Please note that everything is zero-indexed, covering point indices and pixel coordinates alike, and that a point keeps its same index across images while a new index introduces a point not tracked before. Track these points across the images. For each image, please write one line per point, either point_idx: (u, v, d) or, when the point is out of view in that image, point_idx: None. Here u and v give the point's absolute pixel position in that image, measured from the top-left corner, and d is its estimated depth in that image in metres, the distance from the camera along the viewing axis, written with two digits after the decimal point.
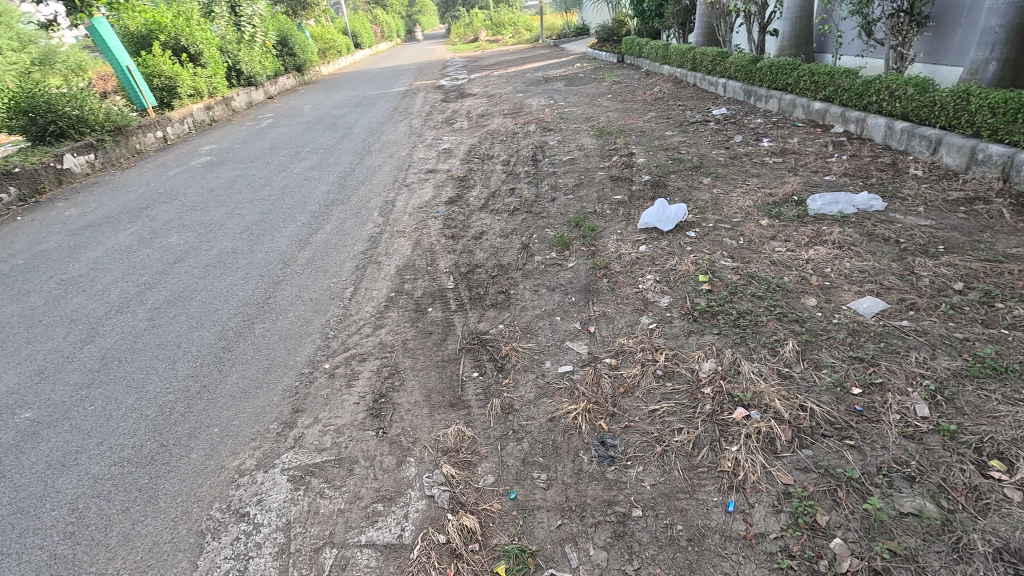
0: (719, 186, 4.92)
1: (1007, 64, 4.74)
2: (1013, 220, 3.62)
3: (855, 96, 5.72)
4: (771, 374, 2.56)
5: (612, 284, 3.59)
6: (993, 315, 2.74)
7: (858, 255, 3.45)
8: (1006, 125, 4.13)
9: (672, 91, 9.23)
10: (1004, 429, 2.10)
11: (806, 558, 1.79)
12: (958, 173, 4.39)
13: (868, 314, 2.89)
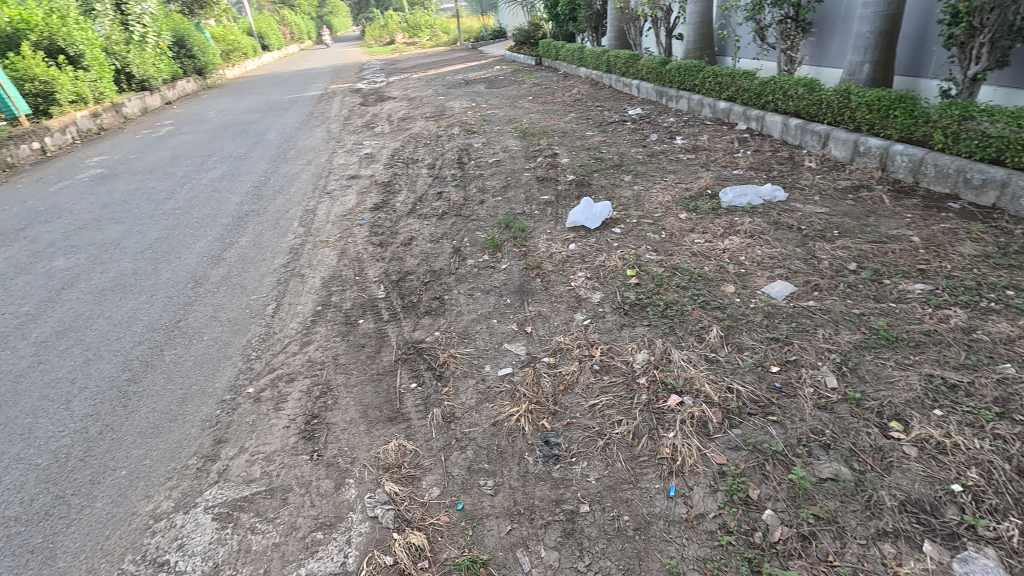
0: (640, 183, 5.13)
1: (877, 66, 5.31)
2: (892, 204, 4.06)
3: (754, 96, 6.18)
4: (700, 360, 2.69)
5: (545, 283, 3.63)
6: (883, 291, 3.05)
7: (767, 243, 3.72)
8: (881, 121, 4.63)
9: (590, 92, 9.53)
10: (899, 392, 2.34)
11: (742, 532, 1.89)
12: (844, 164, 4.86)
13: (779, 297, 3.12)
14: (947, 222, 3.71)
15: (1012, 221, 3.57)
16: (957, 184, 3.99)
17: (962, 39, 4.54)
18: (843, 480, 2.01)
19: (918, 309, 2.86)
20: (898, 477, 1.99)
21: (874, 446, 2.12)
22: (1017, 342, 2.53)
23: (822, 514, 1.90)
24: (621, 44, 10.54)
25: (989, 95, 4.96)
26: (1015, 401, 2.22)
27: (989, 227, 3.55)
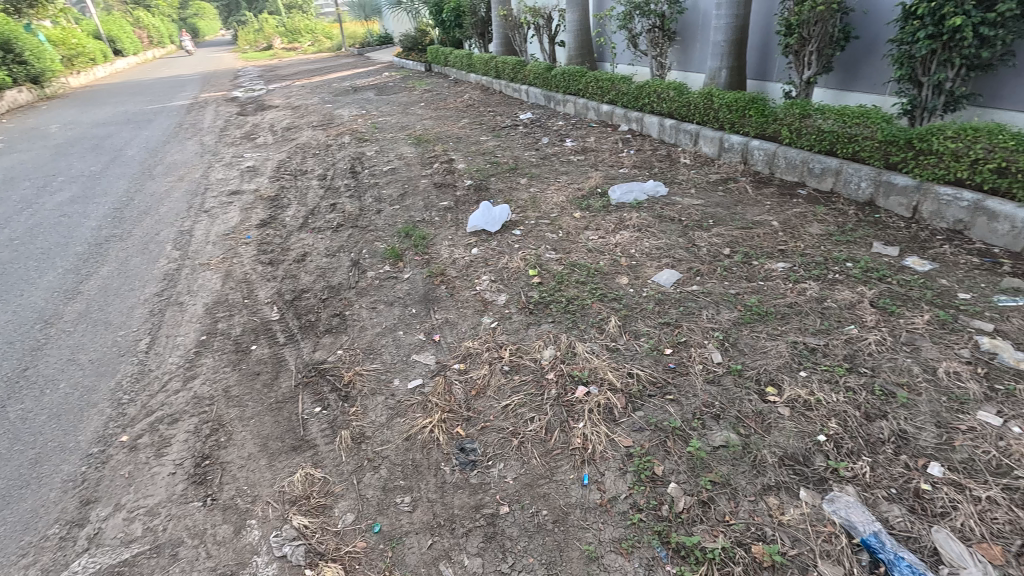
0: (535, 185, 5.29)
1: (733, 71, 5.94)
2: (755, 194, 4.56)
3: (632, 99, 6.63)
4: (602, 351, 2.83)
5: (450, 290, 3.61)
6: (753, 271, 3.42)
7: (654, 235, 4.01)
8: (740, 120, 5.17)
9: (482, 98, 9.64)
10: (772, 360, 2.64)
11: (651, 508, 2.01)
12: (713, 159, 5.38)
13: (667, 284, 3.37)
14: (798, 206, 4.24)
15: (847, 203, 4.17)
16: (803, 173, 4.58)
17: (796, 47, 5.22)
18: (732, 445, 2.22)
19: (782, 285, 3.24)
20: (776, 435, 2.24)
21: (755, 411, 2.37)
22: (858, 305, 2.96)
23: (718, 479, 2.08)
24: (508, 50, 10.80)
25: (821, 96, 5.75)
26: (860, 356, 2.59)
27: (830, 209, 4.12)
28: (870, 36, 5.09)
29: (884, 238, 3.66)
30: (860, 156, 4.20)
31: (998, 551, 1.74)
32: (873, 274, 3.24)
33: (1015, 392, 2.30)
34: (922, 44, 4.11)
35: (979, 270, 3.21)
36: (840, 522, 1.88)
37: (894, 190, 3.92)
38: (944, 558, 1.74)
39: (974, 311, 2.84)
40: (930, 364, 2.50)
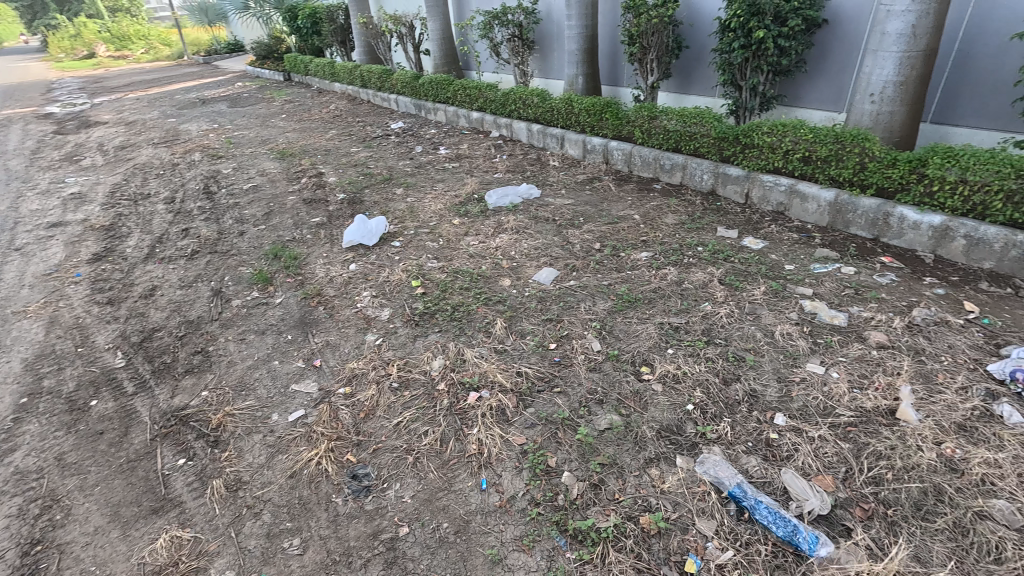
0: (411, 194, 5.21)
1: (588, 78, 6.37)
2: (618, 191, 4.94)
3: (500, 105, 6.81)
4: (490, 354, 2.87)
5: (329, 310, 3.42)
6: (621, 262, 3.69)
7: (531, 236, 4.15)
8: (598, 123, 5.56)
9: (349, 108, 9.29)
10: (643, 342, 2.87)
11: (548, 500, 2.08)
12: (579, 161, 5.72)
13: (547, 282, 3.51)
14: (655, 200, 4.66)
15: (694, 194, 4.68)
16: (656, 170, 5.04)
17: (640, 56, 5.75)
18: (616, 426, 2.37)
19: (647, 272, 3.53)
20: (653, 411, 2.43)
21: (633, 391, 2.55)
22: (710, 284, 3.33)
23: (605, 461, 2.21)
24: (372, 58, 10.52)
25: (664, 99, 6.33)
26: (715, 329, 2.92)
27: (681, 201, 4.58)
28: (697, 46, 5.79)
29: (725, 223, 4.16)
30: (700, 151, 4.73)
31: (831, 479, 2.05)
32: (719, 255, 3.67)
33: (832, 343, 2.75)
34: (737, 53, 4.75)
35: (798, 244, 3.78)
36: (710, 481, 2.09)
37: (729, 180, 4.47)
38: (792, 495, 2.01)
39: (798, 279, 3.34)
40: (769, 328, 2.90)
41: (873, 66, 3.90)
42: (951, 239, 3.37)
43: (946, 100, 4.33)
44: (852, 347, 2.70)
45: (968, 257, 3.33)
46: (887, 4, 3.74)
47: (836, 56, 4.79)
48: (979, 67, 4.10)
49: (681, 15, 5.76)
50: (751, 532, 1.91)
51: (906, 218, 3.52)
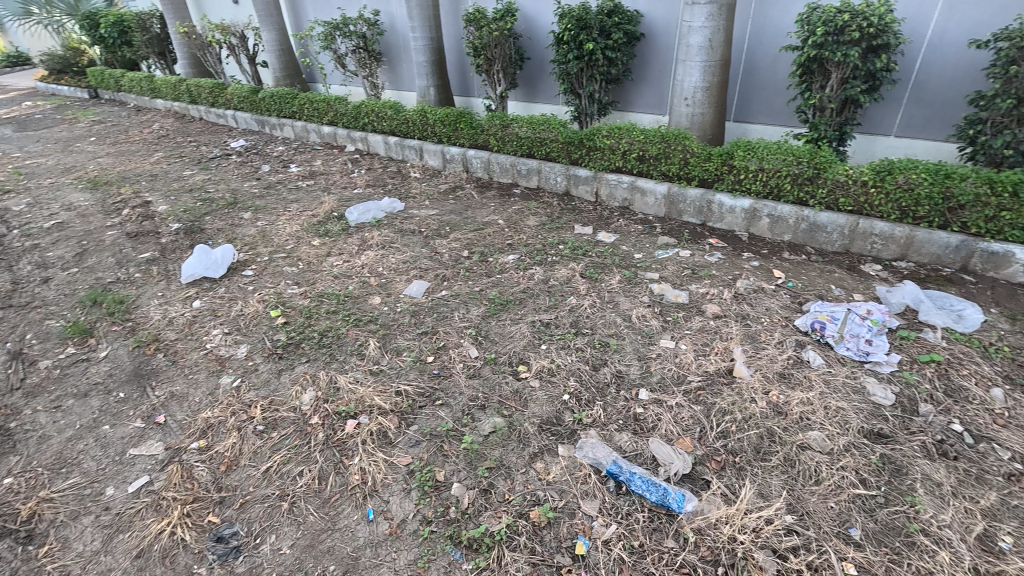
0: (261, 217, 4.79)
1: (440, 89, 6.43)
2: (480, 198, 5.04)
3: (352, 119, 6.57)
4: (365, 377, 2.74)
5: (171, 356, 3.00)
6: (490, 266, 3.77)
7: (398, 250, 4.06)
8: (454, 133, 5.62)
9: (177, 127, 8.27)
10: (518, 341, 2.96)
11: (440, 515, 2.04)
12: (440, 171, 5.74)
13: (419, 294, 3.46)
14: (516, 204, 4.85)
15: (551, 196, 4.95)
16: (514, 175, 5.24)
17: (486, 67, 5.95)
18: (499, 428, 2.41)
19: (515, 274, 3.65)
20: (533, 407, 2.52)
21: (513, 390, 2.62)
22: (573, 279, 3.54)
23: (493, 464, 2.24)
24: (200, 72, 9.50)
25: (514, 108, 6.72)
26: (581, 320, 3.11)
27: (540, 203, 4.83)
28: (537, 57, 6.26)
29: (581, 221, 4.47)
30: (552, 156, 5.02)
31: (690, 441, 2.30)
32: (578, 251, 3.93)
33: (679, 319, 3.09)
34: (573, 63, 5.09)
35: (643, 234, 4.20)
36: (590, 463, 2.22)
37: (580, 181, 4.80)
38: (659, 461, 2.21)
39: (646, 266, 3.70)
40: (627, 313, 3.17)
41: (683, 74, 4.47)
42: (758, 218, 3.98)
43: (741, 102, 5.13)
44: (695, 320, 3.06)
45: (772, 232, 3.97)
46: (687, 21, 4.30)
47: (654, 66, 5.46)
48: (761, 74, 4.92)
49: (519, 28, 6.17)
50: (630, 502, 2.06)
51: (724, 203, 4.09)
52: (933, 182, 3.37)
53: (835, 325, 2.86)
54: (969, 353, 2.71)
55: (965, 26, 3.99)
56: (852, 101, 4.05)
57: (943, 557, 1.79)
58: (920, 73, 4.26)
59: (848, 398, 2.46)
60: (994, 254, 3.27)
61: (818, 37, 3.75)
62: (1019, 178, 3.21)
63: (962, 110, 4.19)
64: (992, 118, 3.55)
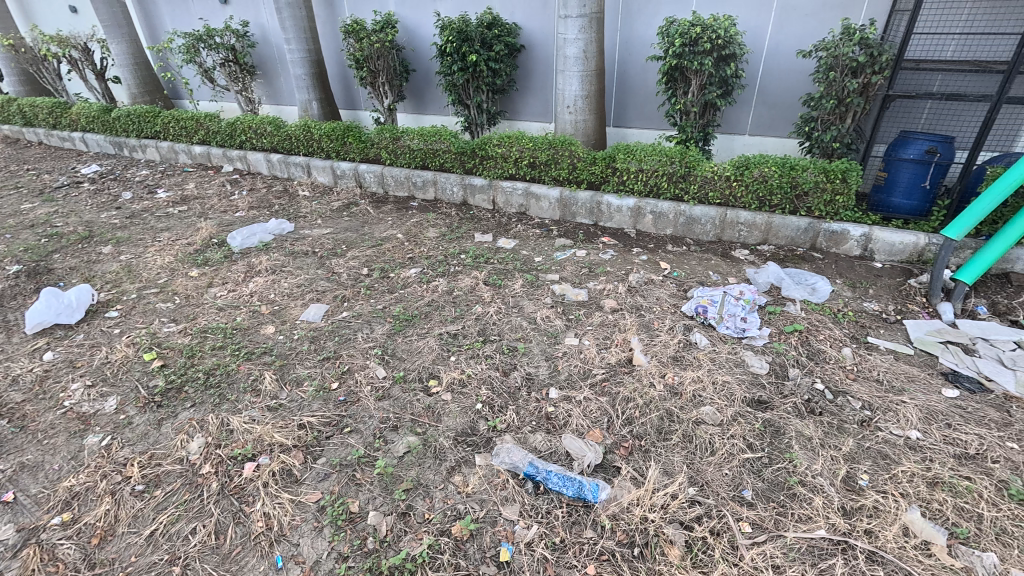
0: (126, 251, 4.26)
1: (323, 102, 6.18)
2: (376, 213, 4.91)
3: (227, 137, 6.09)
4: (263, 414, 2.54)
5: (18, 422, 2.56)
6: (392, 282, 3.67)
7: (290, 274, 3.82)
8: (342, 148, 5.41)
9: (8, 153, 7.13)
10: (426, 356, 2.91)
11: (357, 549, 1.94)
12: (331, 188, 5.50)
13: (317, 318, 3.27)
14: (414, 217, 4.78)
15: (449, 206, 4.95)
16: (410, 188, 5.17)
17: (370, 80, 5.82)
18: (413, 447, 2.35)
19: (419, 288, 3.59)
20: (447, 421, 2.48)
21: (425, 407, 2.57)
22: (477, 287, 3.56)
23: (409, 485, 2.17)
24: (34, 90, 8.28)
25: (404, 120, 6.66)
26: (488, 328, 3.14)
27: (438, 214, 4.80)
28: (421, 68, 6.24)
29: (481, 229, 4.51)
30: (446, 166, 5.02)
31: (599, 431, 2.40)
32: (480, 259, 3.96)
33: (580, 316, 3.23)
34: (458, 75, 5.18)
35: (541, 238, 4.33)
36: (507, 468, 2.24)
37: (476, 190, 4.85)
38: (573, 456, 2.28)
39: (546, 268, 3.82)
40: (532, 315, 3.25)
41: (563, 83, 4.69)
42: (643, 215, 4.28)
43: (618, 108, 5.50)
44: (595, 316, 3.21)
45: (656, 227, 4.28)
46: (562, 33, 4.50)
47: (536, 76, 5.69)
48: (633, 81, 5.30)
49: (400, 40, 6.13)
50: (549, 501, 2.10)
51: (612, 203, 4.35)
52: (782, 174, 3.83)
53: (716, 307, 3.16)
54: (823, 320, 3.12)
55: (793, 38, 4.61)
56: (711, 105, 4.51)
57: (817, 502, 2.03)
58: (763, 79, 4.85)
59: (732, 372, 2.72)
60: (834, 232, 3.80)
61: (677, 48, 4.12)
62: (845, 167, 3.77)
63: (798, 110, 4.83)
64: (821, 117, 4.13)
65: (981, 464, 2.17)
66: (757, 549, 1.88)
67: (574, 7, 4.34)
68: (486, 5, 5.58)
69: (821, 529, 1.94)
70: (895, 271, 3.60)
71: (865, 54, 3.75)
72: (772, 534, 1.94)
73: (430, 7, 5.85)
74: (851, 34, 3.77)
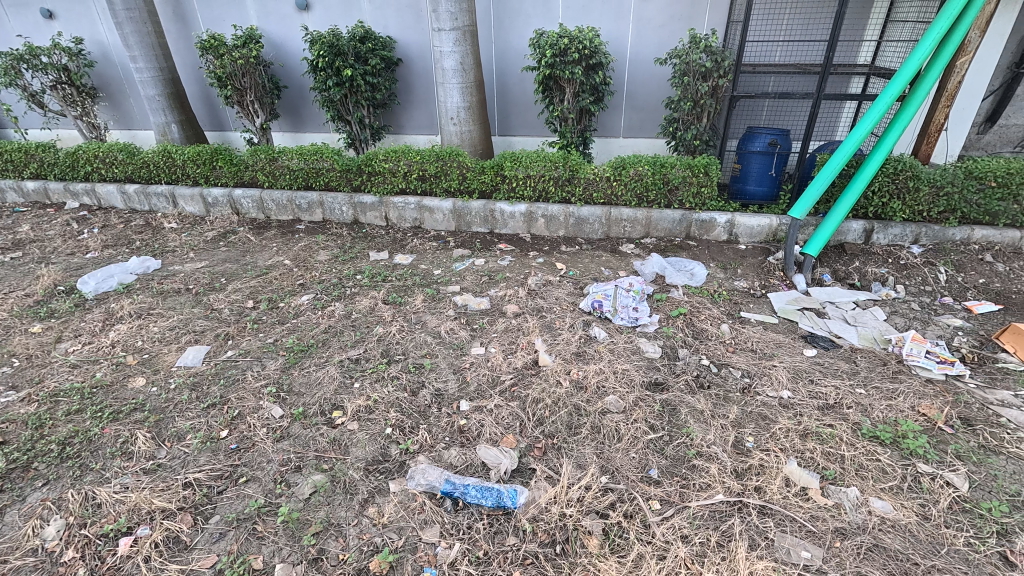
0: None
1: (184, 125, 5.64)
2: (258, 240, 4.56)
3: (67, 169, 5.33)
4: (138, 479, 2.24)
5: None
6: (282, 313, 3.43)
7: (160, 316, 3.41)
8: (211, 173, 4.97)
9: None
10: (327, 387, 2.74)
11: None
12: (203, 218, 5.03)
13: (196, 362, 2.95)
14: (302, 241, 4.52)
15: (339, 227, 4.74)
16: (294, 211, 4.88)
17: (237, 98, 5.42)
18: (321, 486, 2.20)
19: (313, 315, 3.38)
20: (356, 452, 2.36)
21: (330, 441, 2.42)
22: (376, 307, 3.44)
23: (319, 528, 2.03)
24: None
25: (281, 139, 6.30)
26: (391, 348, 3.04)
27: (328, 236, 4.58)
28: (294, 85, 5.95)
29: (375, 247, 4.37)
30: (331, 185, 4.80)
31: (513, 437, 2.41)
32: (377, 278, 3.83)
33: (484, 325, 3.24)
34: (334, 90, 5.00)
35: (439, 250, 4.30)
36: (423, 490, 2.17)
37: (366, 207, 4.69)
38: (489, 465, 2.27)
39: (446, 280, 3.79)
40: (435, 330, 3.20)
41: (444, 95, 4.70)
42: (535, 219, 4.42)
43: (501, 117, 5.64)
44: (499, 322, 3.24)
45: (549, 230, 4.44)
46: (437, 46, 4.51)
47: (417, 88, 5.67)
48: (513, 91, 5.47)
49: (268, 55, 5.78)
50: (469, 515, 2.07)
51: (505, 210, 4.43)
52: (654, 172, 4.15)
53: (610, 301, 3.34)
54: (703, 301, 3.42)
55: (651, 47, 5.03)
56: (586, 111, 4.78)
57: (713, 469, 2.21)
58: (630, 85, 5.24)
59: (630, 359, 2.89)
60: (703, 221, 4.19)
61: (549, 59, 4.32)
62: (706, 161, 4.17)
63: (662, 112, 5.28)
64: (682, 118, 4.54)
65: (839, 411, 2.50)
66: (667, 524, 2.00)
67: (447, 20, 4.38)
68: (357, 18, 5.45)
69: (719, 494, 2.11)
70: (757, 251, 4.06)
71: (711, 60, 4.19)
72: (678, 507, 2.07)
73: (297, 21, 5.60)
74: (698, 43, 4.19)
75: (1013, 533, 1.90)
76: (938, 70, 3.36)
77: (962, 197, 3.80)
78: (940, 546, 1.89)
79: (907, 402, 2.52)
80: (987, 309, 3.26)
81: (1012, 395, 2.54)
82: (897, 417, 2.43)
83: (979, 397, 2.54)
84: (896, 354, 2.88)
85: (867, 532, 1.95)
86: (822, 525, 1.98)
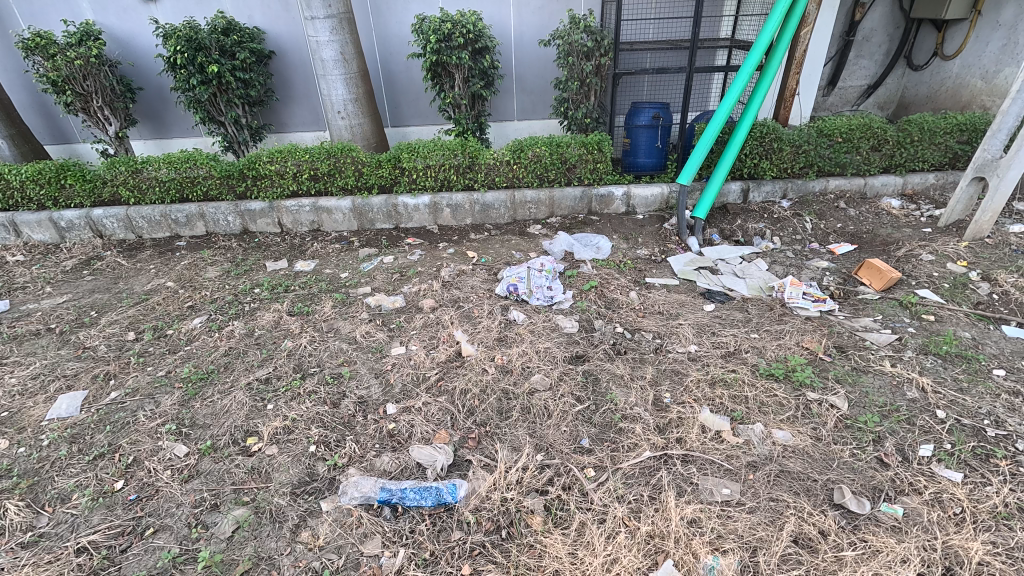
0: None
1: (16, 139, 4.81)
2: (130, 264, 4.05)
3: None
4: (14, 557, 1.93)
5: None
6: (172, 341, 3.08)
7: (17, 365, 2.93)
8: (60, 192, 4.30)
9: None
10: (235, 414, 2.52)
11: None
12: (58, 245, 4.37)
13: (73, 411, 2.58)
14: (185, 259, 4.08)
15: (226, 239, 4.35)
16: (170, 227, 4.40)
17: (80, 105, 4.72)
18: (244, 520, 2.03)
19: (209, 339, 3.08)
20: (279, 480, 2.19)
21: (248, 470, 2.24)
22: (282, 321, 3.21)
23: (248, 565, 1.87)
24: None
25: (144, 148, 5.62)
26: (304, 361, 2.86)
27: (215, 250, 4.19)
28: (150, 86, 5.31)
29: (271, 257, 4.07)
30: (211, 195, 4.36)
31: (445, 432, 2.38)
32: (278, 289, 3.58)
33: (402, 323, 3.15)
34: (200, 89, 4.52)
35: (343, 252, 4.09)
36: (359, 503, 2.08)
37: (255, 215, 4.34)
38: (424, 464, 2.22)
39: (355, 282, 3.63)
40: (350, 336, 3.05)
41: (327, 88, 4.43)
42: (441, 210, 4.35)
43: (392, 107, 5.45)
44: (417, 319, 3.17)
45: (456, 219, 4.40)
46: (312, 36, 4.22)
47: (297, 83, 5.32)
48: (401, 80, 5.30)
49: (112, 53, 5.09)
50: (410, 519, 2.02)
51: (408, 204, 4.31)
52: (551, 153, 4.24)
53: (524, 283, 3.39)
54: (611, 273, 3.58)
55: (533, 29, 5.10)
56: (478, 96, 4.75)
57: (637, 429, 2.34)
58: (517, 67, 5.28)
59: (550, 337, 2.96)
60: (602, 196, 4.37)
61: (433, 44, 4.22)
62: (599, 138, 4.34)
63: (551, 94, 5.40)
64: (571, 97, 4.65)
65: (739, 356, 2.75)
66: (603, 489, 2.09)
67: (319, 7, 4.10)
68: (215, 9, 4.96)
69: (646, 451, 2.24)
70: (653, 219, 4.32)
71: (592, 40, 4.33)
72: (611, 470, 2.17)
73: (144, 13, 4.98)
74: (577, 23, 4.30)
75: (884, 438, 2.22)
76: (788, 38, 3.73)
77: (817, 153, 4.30)
78: (833, 462, 2.15)
79: (793, 339, 2.84)
80: (845, 250, 3.73)
81: (872, 320, 2.95)
82: (786, 354, 2.72)
83: (848, 326, 2.92)
84: (780, 299, 3.21)
85: (773, 460, 2.17)
86: (736, 462, 2.17)
